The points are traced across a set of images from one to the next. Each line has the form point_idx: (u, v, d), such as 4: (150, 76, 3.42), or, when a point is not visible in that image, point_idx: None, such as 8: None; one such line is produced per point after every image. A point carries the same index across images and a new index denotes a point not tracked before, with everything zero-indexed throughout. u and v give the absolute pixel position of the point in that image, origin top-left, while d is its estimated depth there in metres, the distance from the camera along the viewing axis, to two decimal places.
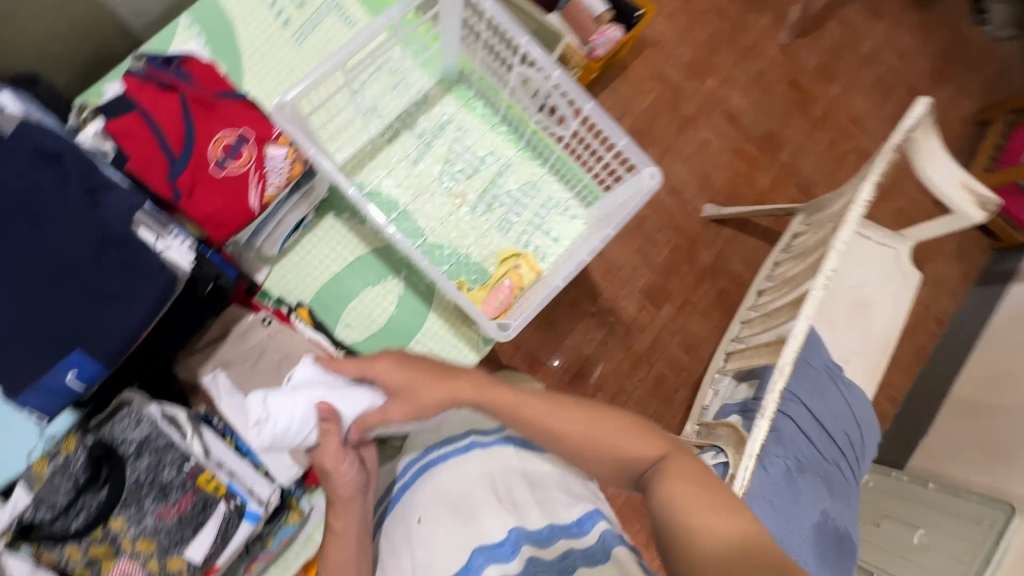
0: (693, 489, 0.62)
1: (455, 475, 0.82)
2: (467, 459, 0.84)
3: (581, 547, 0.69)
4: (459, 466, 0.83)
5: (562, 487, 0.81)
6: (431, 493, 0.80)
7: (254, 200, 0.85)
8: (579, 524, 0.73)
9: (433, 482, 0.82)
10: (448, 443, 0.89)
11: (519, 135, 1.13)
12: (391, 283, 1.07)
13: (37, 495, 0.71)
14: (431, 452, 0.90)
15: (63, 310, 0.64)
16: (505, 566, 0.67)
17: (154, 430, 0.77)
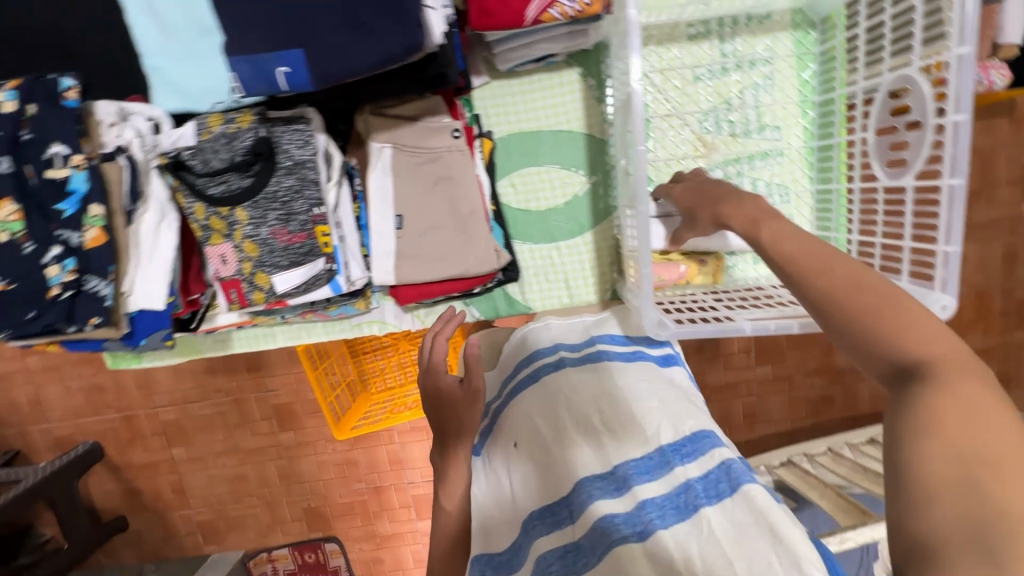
0: (992, 430, 0.32)
1: (547, 391, 0.76)
2: (561, 378, 0.76)
3: (700, 475, 0.60)
4: (545, 377, 0.77)
5: (661, 399, 0.71)
6: (526, 408, 0.75)
7: (532, 10, 0.72)
8: (695, 443, 0.64)
9: (528, 398, 0.77)
10: (538, 357, 0.83)
11: (821, 132, 0.90)
12: (577, 178, 0.96)
13: (200, 144, 0.72)
14: (525, 363, 0.84)
15: (312, 4, 0.59)
16: (612, 503, 0.59)
17: (311, 159, 0.75)
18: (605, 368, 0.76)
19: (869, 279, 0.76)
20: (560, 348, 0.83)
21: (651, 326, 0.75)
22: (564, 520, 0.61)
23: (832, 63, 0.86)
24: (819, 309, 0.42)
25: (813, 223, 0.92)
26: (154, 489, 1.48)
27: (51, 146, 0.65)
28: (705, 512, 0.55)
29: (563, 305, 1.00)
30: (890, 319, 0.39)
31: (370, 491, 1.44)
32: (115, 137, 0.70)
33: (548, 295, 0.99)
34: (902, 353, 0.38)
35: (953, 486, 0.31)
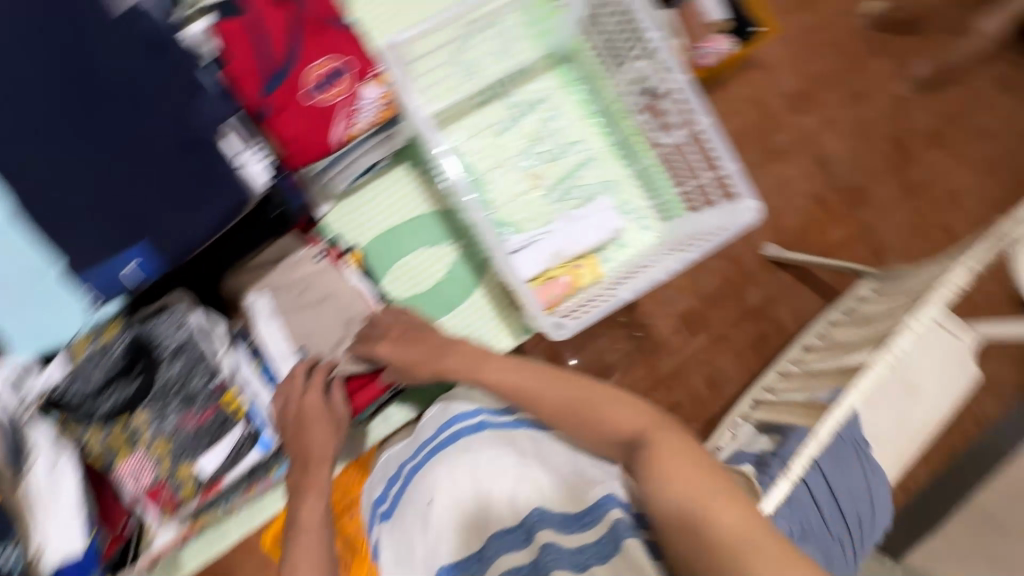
0: (686, 467, 0.69)
1: (460, 465, 0.89)
2: (476, 447, 0.90)
3: (597, 529, 0.77)
4: (460, 454, 0.89)
5: (559, 471, 0.86)
6: (441, 478, 0.89)
7: (338, 133, 0.82)
8: (587, 511, 0.79)
9: (443, 468, 0.90)
10: (456, 422, 0.93)
11: (613, 129, 1.08)
12: (447, 249, 1.05)
13: (73, 371, 0.72)
14: (444, 426, 0.94)
15: (138, 200, 0.64)
16: (517, 553, 0.82)
17: (193, 337, 0.77)
18: (502, 438, 0.90)
19: (725, 209, 0.91)
20: (480, 414, 0.94)
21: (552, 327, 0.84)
22: (472, 567, 0.84)
23: (591, 79, 1.06)
24: (593, 413, 0.78)
25: (647, 196, 1.07)
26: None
27: None
28: (591, 569, 0.74)
29: (489, 360, 1.04)
30: (606, 417, 0.77)
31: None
32: None
33: (471, 356, 1.04)
34: (628, 435, 0.75)
35: (689, 500, 0.66)
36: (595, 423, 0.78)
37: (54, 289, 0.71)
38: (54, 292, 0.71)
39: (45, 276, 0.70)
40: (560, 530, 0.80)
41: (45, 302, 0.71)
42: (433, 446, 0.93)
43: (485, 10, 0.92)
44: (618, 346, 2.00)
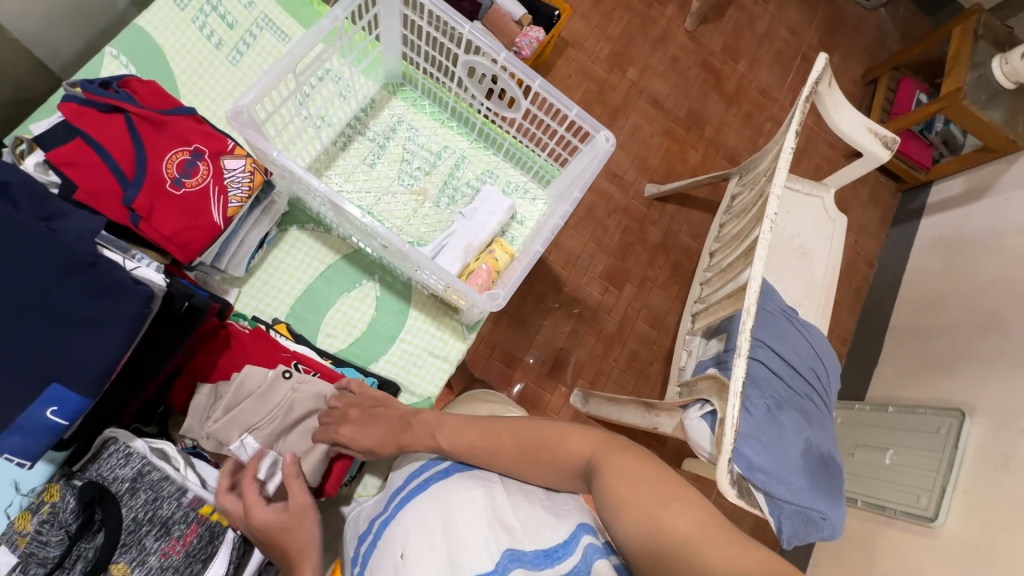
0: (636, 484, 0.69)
1: (432, 510, 0.78)
2: (445, 490, 0.80)
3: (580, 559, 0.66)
4: (434, 496, 0.80)
5: (537, 508, 0.77)
6: (409, 526, 0.78)
7: (217, 215, 0.83)
8: (563, 546, 0.69)
9: (414, 516, 0.79)
10: (427, 468, 0.88)
11: (469, 127, 1.16)
12: (366, 287, 1.07)
13: (23, 553, 0.65)
14: (412, 476, 0.89)
15: (31, 340, 0.60)
16: None
17: (145, 463, 0.73)
18: (470, 479, 0.82)
19: (583, 155, 1.00)
20: (450, 467, 0.87)
21: (486, 303, 0.90)
22: None
23: (433, 91, 1.14)
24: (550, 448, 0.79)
25: (522, 171, 1.17)
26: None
27: None
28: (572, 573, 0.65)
29: (449, 370, 1.06)
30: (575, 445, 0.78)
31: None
32: None
33: (430, 374, 1.05)
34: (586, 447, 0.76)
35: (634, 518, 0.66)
36: (551, 450, 0.78)
37: None
38: None
39: None
40: (531, 568, 0.66)
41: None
42: (400, 499, 0.85)
43: (311, 62, 0.97)
44: (563, 327, 2.09)
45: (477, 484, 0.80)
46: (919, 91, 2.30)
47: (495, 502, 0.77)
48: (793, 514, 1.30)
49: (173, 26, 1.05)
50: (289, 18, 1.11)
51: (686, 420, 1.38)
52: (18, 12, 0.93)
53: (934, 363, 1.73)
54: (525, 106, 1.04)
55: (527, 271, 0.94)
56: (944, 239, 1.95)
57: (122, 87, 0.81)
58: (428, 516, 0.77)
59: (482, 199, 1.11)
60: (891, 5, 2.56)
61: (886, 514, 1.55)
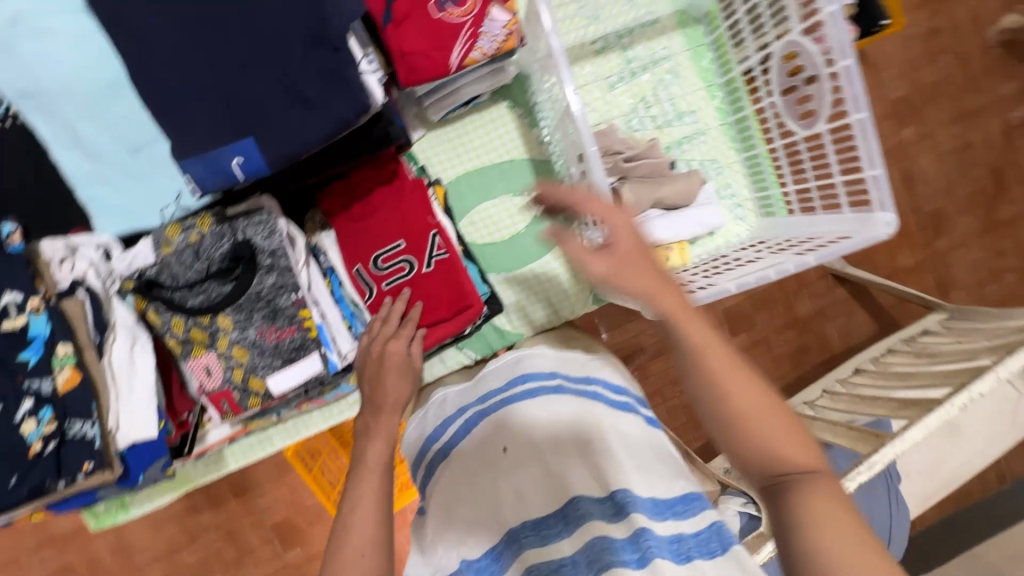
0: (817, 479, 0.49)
1: (540, 415, 0.71)
2: (553, 404, 0.72)
3: (694, 528, 0.57)
4: (541, 406, 0.72)
5: (650, 450, 0.68)
6: (518, 425, 0.71)
7: (456, 56, 0.77)
8: (684, 502, 0.60)
9: (519, 415, 0.72)
10: (529, 381, 0.78)
11: (733, 106, 0.99)
12: (531, 200, 1.00)
13: (163, 258, 0.70)
14: (515, 381, 0.79)
15: (255, 88, 0.60)
16: (610, 530, 0.58)
17: (281, 246, 0.74)
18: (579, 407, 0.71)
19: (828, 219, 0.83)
20: (593, 380, 0.78)
21: None
22: (557, 535, 0.62)
23: (723, 47, 0.97)
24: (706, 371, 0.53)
25: (751, 185, 1.00)
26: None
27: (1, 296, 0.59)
28: (698, 563, 0.53)
29: (551, 324, 1.01)
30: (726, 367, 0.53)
31: None
32: (68, 273, 0.67)
33: (535, 310, 1.00)
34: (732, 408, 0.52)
35: (826, 527, 0.47)
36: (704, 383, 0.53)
37: (161, 162, 0.70)
38: (161, 167, 0.70)
39: (160, 147, 0.69)
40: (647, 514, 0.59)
41: (154, 172, 0.70)
42: (495, 399, 0.78)
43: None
44: None
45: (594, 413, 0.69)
46: None
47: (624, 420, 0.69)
48: None
49: None
50: None
51: None
52: None
53: None
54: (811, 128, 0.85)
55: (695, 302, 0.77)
56: None
57: None
58: (533, 421, 0.71)
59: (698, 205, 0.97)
60: None
61: None
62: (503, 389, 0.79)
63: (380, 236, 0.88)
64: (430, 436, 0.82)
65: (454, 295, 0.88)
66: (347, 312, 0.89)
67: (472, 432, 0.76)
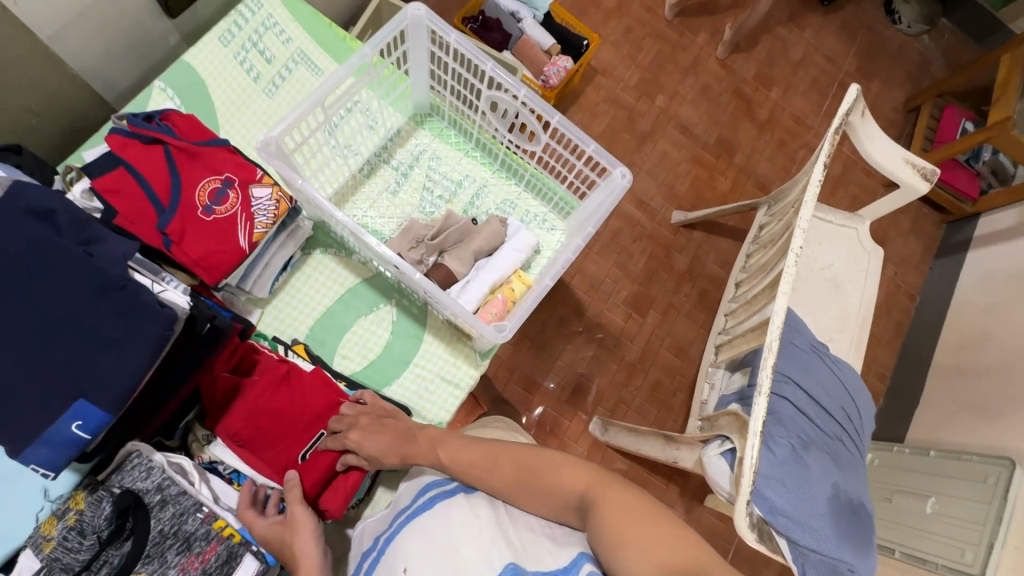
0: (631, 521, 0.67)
1: (436, 528, 0.74)
2: (454, 511, 0.77)
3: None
4: (443, 516, 0.76)
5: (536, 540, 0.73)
6: (419, 541, 0.74)
7: (244, 240, 0.88)
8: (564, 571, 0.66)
9: (417, 533, 0.75)
10: (432, 492, 0.82)
11: (493, 157, 1.19)
12: (383, 310, 1.09)
13: (48, 557, 0.68)
14: (427, 492, 0.83)
15: (64, 357, 0.65)
16: None
17: (165, 477, 0.76)
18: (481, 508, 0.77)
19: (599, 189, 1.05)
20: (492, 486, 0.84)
21: (491, 335, 0.92)
22: None
23: (459, 122, 1.18)
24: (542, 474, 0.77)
25: (542, 201, 1.18)
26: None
27: None
28: None
29: (459, 399, 1.06)
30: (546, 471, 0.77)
31: None
32: None
33: (437, 397, 1.05)
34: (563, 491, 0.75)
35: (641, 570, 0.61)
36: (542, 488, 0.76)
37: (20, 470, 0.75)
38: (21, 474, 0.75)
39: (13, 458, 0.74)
40: None
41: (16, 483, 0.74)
42: (404, 516, 0.81)
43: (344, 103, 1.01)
44: (584, 353, 1.92)
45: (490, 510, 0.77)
46: (965, 119, 2.18)
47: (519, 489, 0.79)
48: (817, 563, 1.19)
49: (217, 60, 1.10)
50: (324, 54, 1.17)
51: (704, 457, 1.27)
52: (80, 46, 0.99)
53: (979, 410, 1.49)
54: (545, 141, 1.07)
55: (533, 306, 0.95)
56: (994, 274, 1.70)
57: (164, 121, 0.88)
58: (434, 530, 0.74)
59: (511, 236, 1.12)
60: (935, 31, 2.44)
61: (927, 568, 1.29)
62: (408, 506, 0.83)
63: (270, 418, 0.91)
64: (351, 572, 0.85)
65: None
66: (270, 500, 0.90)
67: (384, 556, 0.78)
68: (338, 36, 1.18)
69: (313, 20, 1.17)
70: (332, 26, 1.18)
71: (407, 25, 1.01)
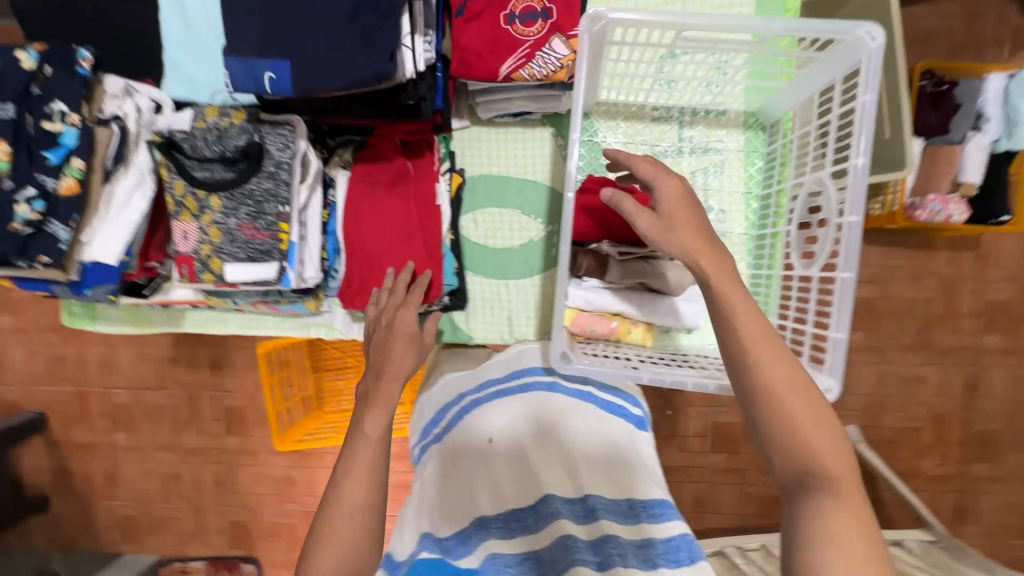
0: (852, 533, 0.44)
1: (518, 410, 0.82)
2: (546, 402, 0.83)
3: (665, 539, 0.67)
4: (540, 404, 0.83)
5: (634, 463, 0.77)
6: (505, 420, 0.81)
7: (505, 68, 0.82)
8: (656, 507, 0.71)
9: (500, 412, 0.82)
10: (527, 375, 0.88)
11: (762, 225, 0.97)
12: (534, 224, 1.04)
13: (194, 130, 0.81)
14: (513, 376, 0.90)
15: (308, 23, 0.68)
16: (572, 527, 0.66)
17: (288, 162, 0.82)
18: (576, 408, 0.82)
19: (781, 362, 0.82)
20: (593, 397, 0.86)
21: (558, 350, 0.85)
22: (528, 528, 0.69)
23: (776, 164, 0.95)
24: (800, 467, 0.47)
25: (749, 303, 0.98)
26: (88, 473, 1.90)
27: (53, 103, 0.71)
28: (662, 571, 0.63)
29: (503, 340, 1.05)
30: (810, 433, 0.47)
31: (299, 512, 1.80)
32: (115, 107, 0.77)
33: (490, 323, 1.05)
34: (806, 429, 0.47)
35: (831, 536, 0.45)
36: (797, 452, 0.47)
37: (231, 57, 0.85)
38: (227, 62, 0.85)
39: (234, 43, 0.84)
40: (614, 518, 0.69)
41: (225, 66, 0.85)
42: (494, 390, 0.87)
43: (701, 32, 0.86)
44: None
45: (590, 421, 0.81)
46: None
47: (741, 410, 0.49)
48: None
49: None
50: None
51: None
52: None
53: None
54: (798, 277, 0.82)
55: (618, 375, 0.80)
56: None
57: None
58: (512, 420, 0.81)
59: (684, 299, 0.96)
60: None
61: None
62: (502, 378, 0.90)
63: (382, 207, 0.95)
64: (429, 423, 0.90)
65: (417, 269, 0.94)
66: (330, 246, 0.97)
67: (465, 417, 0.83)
68: None
69: None
70: None
71: (841, 41, 0.71)
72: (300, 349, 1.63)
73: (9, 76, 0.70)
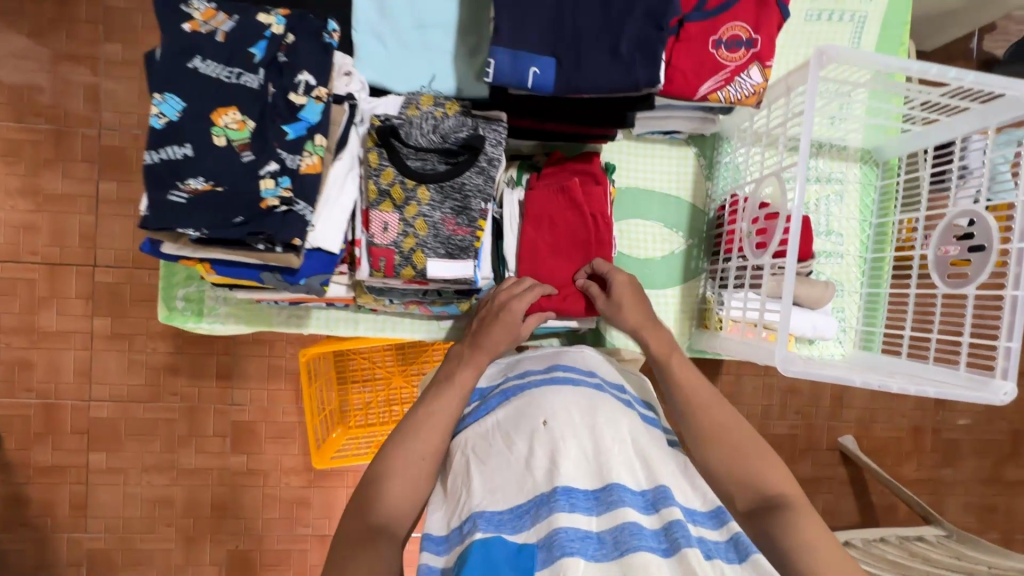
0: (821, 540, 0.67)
1: (573, 400, 0.74)
2: (598, 396, 0.76)
3: (715, 539, 0.62)
4: (597, 400, 0.75)
5: (684, 464, 0.72)
6: (565, 403, 0.73)
7: (705, 88, 0.87)
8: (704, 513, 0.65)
9: (557, 396, 0.75)
10: (574, 370, 0.81)
11: (874, 249, 1.10)
12: (675, 237, 1.09)
13: (408, 116, 0.78)
14: (559, 367, 0.82)
15: (583, 28, 0.70)
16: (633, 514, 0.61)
17: (498, 158, 0.80)
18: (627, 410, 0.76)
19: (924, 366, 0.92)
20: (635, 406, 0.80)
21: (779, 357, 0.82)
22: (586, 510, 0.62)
23: (891, 196, 1.09)
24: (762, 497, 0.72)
25: (862, 318, 1.10)
26: (48, 500, 1.49)
27: (300, 74, 0.67)
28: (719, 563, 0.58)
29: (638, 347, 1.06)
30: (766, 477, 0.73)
31: (314, 538, 1.56)
32: (344, 86, 0.75)
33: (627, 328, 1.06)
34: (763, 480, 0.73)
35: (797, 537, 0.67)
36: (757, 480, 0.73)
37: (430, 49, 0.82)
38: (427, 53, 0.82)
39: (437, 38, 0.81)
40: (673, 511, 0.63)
41: (422, 56, 0.82)
42: (542, 378, 0.80)
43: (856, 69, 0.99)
44: None
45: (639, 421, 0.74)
46: None
47: (676, 414, 0.82)
48: None
49: None
50: (874, 38, 1.09)
51: None
52: None
53: None
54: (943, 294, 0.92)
55: (834, 378, 0.81)
56: None
57: None
58: (571, 406, 0.73)
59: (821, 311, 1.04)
60: None
61: None
62: (544, 369, 0.83)
63: (561, 215, 0.95)
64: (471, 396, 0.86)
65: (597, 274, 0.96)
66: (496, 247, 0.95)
67: (508, 403, 0.77)
68: (900, 38, 1.09)
69: (901, 8, 1.08)
70: (905, 26, 1.09)
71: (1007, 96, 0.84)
72: (325, 358, 1.43)
73: (259, 41, 0.67)
